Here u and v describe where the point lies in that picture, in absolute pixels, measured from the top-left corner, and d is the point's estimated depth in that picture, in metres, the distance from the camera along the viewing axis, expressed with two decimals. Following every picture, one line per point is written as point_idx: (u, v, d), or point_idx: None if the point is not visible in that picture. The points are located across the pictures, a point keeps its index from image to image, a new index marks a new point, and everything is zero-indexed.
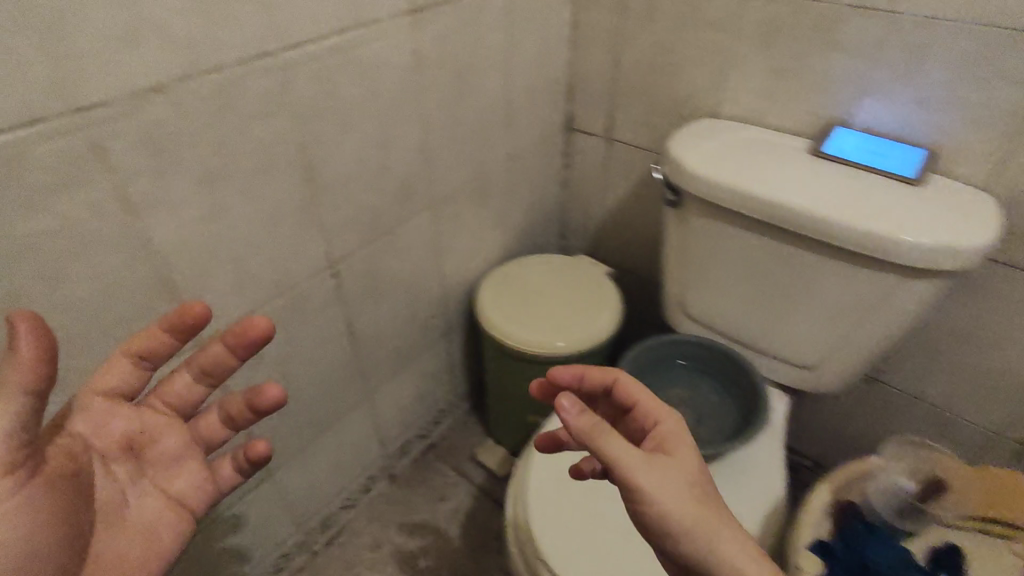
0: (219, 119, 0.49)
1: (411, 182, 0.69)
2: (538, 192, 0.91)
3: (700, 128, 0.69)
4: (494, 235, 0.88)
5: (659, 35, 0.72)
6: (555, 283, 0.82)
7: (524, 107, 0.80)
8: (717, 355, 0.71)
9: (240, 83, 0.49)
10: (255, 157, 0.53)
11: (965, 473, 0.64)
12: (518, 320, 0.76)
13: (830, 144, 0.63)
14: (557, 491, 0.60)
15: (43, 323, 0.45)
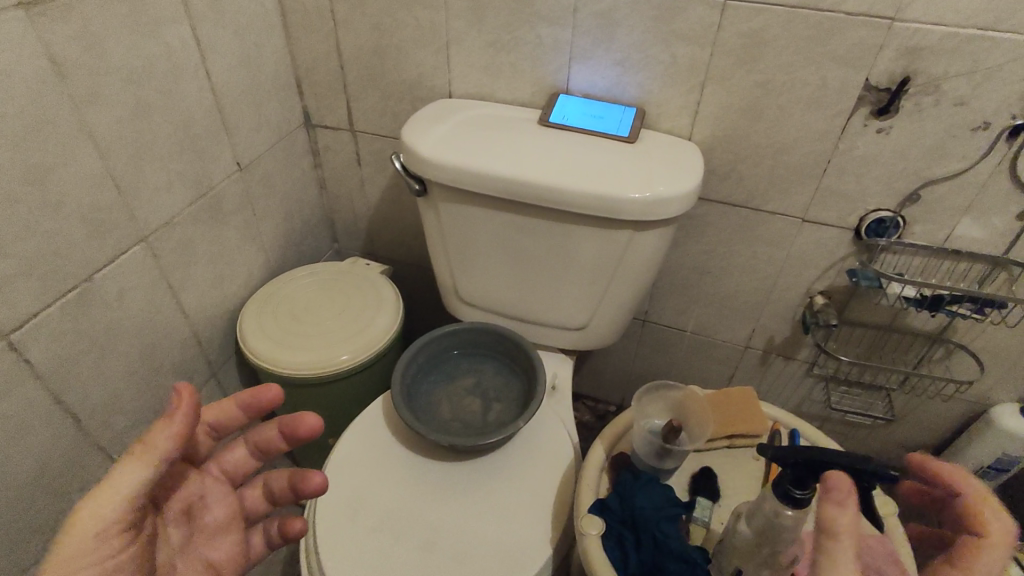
0: (39, 197, 0.52)
1: (220, 193, 0.74)
2: (288, 206, 0.87)
3: (427, 115, 0.71)
4: (244, 257, 0.81)
5: (375, 15, 0.73)
6: (311, 287, 0.86)
7: (248, 122, 0.76)
8: (492, 338, 0.75)
9: (47, 159, 0.52)
10: (79, 221, 0.56)
11: (703, 402, 0.69)
12: (287, 343, 0.77)
13: (555, 112, 0.70)
14: (351, 488, 0.63)
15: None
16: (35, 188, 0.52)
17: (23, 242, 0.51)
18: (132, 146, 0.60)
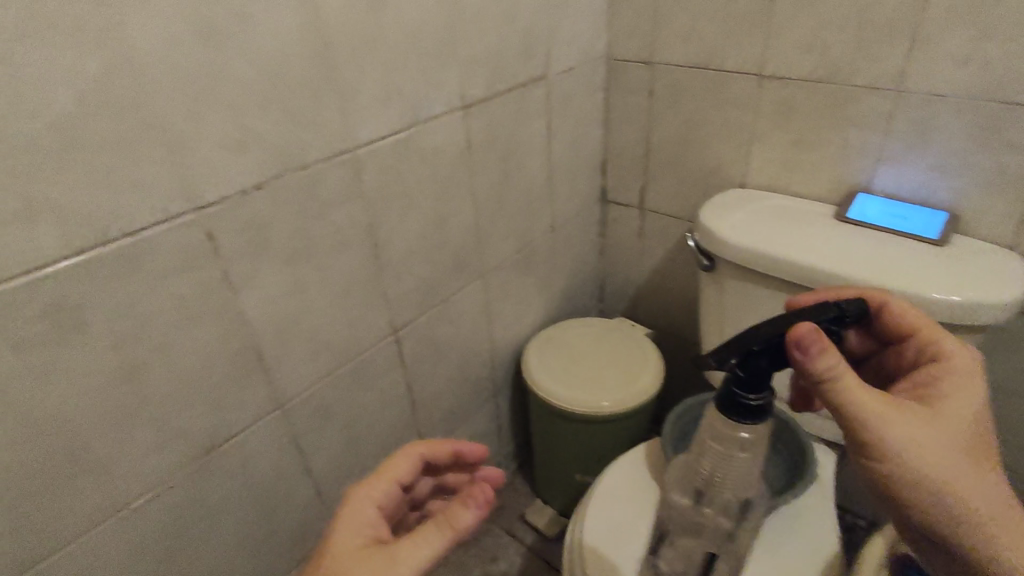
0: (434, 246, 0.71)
1: (532, 248, 0.89)
2: (577, 261, 1.01)
3: (717, 205, 0.77)
4: (538, 300, 0.96)
5: (686, 112, 0.83)
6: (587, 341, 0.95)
7: (563, 190, 0.90)
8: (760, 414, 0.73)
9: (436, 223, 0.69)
10: (451, 265, 0.74)
11: None
12: (573, 382, 0.88)
13: (854, 210, 0.71)
14: (615, 521, 0.66)
15: (250, 448, 0.59)
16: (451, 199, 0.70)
17: (403, 292, 0.69)
18: (485, 227, 0.78)
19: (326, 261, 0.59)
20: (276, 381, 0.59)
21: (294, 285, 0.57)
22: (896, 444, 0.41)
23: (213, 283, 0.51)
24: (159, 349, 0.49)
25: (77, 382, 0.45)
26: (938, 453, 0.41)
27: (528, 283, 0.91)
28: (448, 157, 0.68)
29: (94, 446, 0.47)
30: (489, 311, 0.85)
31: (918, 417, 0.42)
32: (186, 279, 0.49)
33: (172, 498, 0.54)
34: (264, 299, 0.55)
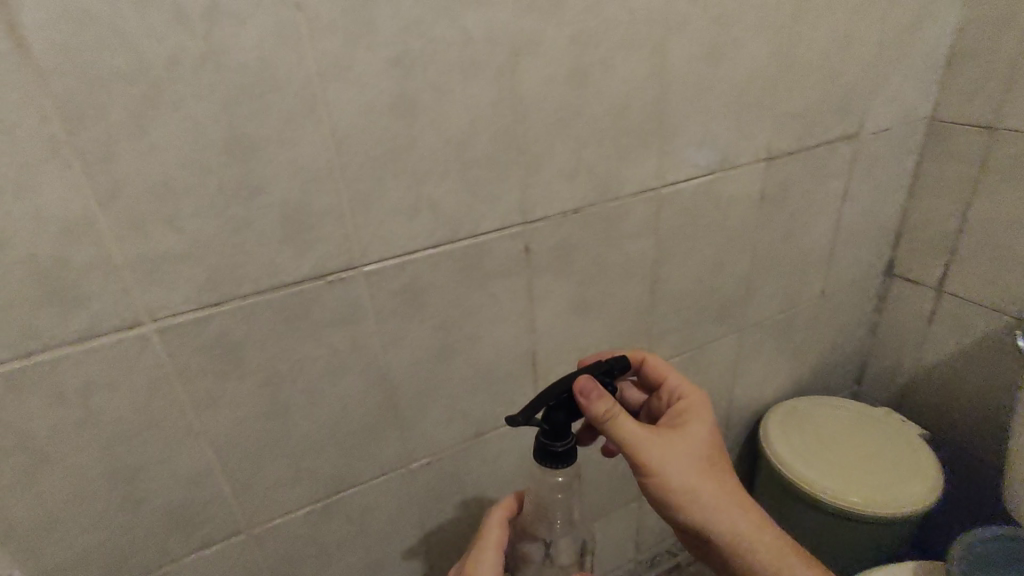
0: (682, 306, 0.69)
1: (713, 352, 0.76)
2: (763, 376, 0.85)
3: None
4: None
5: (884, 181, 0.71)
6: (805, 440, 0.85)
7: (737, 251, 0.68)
8: None
9: (675, 292, 0.67)
10: (648, 343, 0.69)
11: None
12: None
13: None
14: None
15: (440, 489, 0.64)
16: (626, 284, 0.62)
17: (627, 343, 0.68)
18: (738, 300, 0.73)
19: (579, 329, 0.63)
20: (480, 420, 0.63)
21: (531, 344, 0.61)
22: (673, 481, 0.51)
23: (450, 322, 0.55)
24: (310, 393, 0.52)
25: (229, 406, 0.49)
26: (690, 476, 0.51)
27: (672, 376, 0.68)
28: (746, 203, 0.66)
29: (236, 472, 0.52)
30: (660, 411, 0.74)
31: (669, 440, 0.52)
32: (437, 298, 0.53)
33: (349, 513, 0.60)
34: (495, 345, 0.59)
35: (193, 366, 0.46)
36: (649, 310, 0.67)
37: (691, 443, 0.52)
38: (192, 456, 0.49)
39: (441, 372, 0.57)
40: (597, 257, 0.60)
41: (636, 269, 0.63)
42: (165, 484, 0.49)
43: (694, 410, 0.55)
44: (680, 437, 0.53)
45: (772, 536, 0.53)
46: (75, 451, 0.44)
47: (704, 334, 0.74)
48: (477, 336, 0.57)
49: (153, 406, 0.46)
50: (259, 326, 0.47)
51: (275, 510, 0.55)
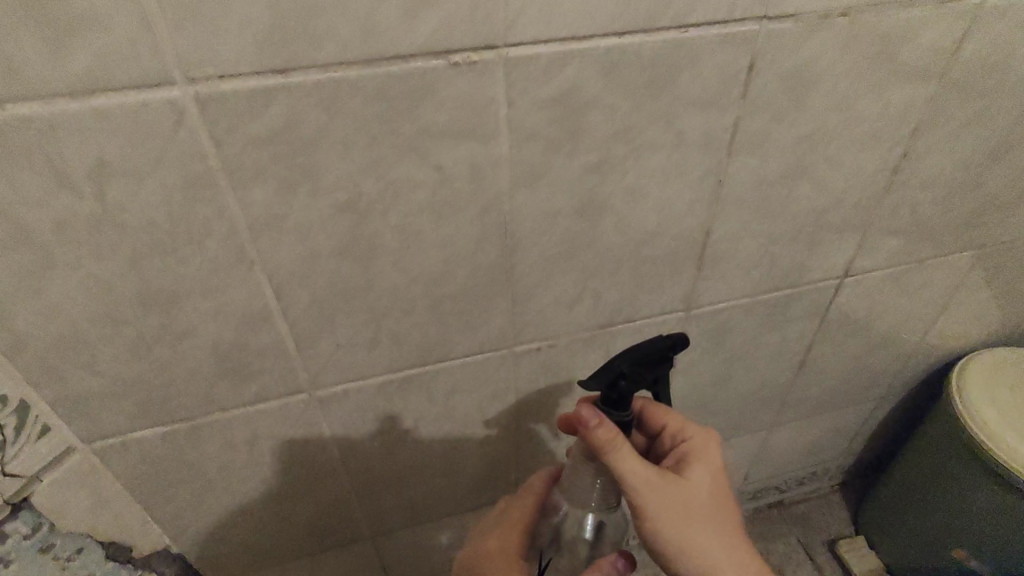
0: (926, 197, 0.49)
1: (920, 264, 0.56)
2: (960, 308, 0.64)
3: None
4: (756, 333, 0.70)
5: None
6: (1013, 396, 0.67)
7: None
8: None
9: (923, 174, 0.47)
10: (861, 240, 0.51)
11: None
12: None
13: None
14: None
15: (547, 378, 0.51)
16: (853, 146, 0.43)
17: (829, 235, 0.49)
18: (1004, 202, 0.53)
19: (775, 207, 0.45)
20: (612, 307, 0.47)
21: (707, 215, 0.44)
22: (668, 543, 0.40)
23: (607, 165, 0.38)
24: (403, 234, 0.37)
25: (295, 234, 0.35)
26: (691, 544, 0.40)
27: (847, 262, 0.52)
28: None
29: (301, 320, 0.40)
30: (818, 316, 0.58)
31: (670, 495, 0.40)
32: (600, 123, 0.36)
33: (434, 389, 0.48)
34: (659, 210, 0.42)
35: (246, 165, 0.32)
36: (884, 194, 0.48)
37: (698, 495, 0.41)
38: (245, 290, 0.37)
39: (580, 235, 0.41)
40: (842, 99, 0.40)
41: (887, 131, 0.43)
42: (212, 318, 0.38)
43: (705, 460, 0.43)
44: (686, 491, 0.41)
45: None
46: (92, 259, 0.33)
47: (934, 241, 0.54)
48: (638, 192, 0.40)
49: (192, 216, 0.33)
50: (342, 123, 0.32)
51: (347, 371, 0.44)
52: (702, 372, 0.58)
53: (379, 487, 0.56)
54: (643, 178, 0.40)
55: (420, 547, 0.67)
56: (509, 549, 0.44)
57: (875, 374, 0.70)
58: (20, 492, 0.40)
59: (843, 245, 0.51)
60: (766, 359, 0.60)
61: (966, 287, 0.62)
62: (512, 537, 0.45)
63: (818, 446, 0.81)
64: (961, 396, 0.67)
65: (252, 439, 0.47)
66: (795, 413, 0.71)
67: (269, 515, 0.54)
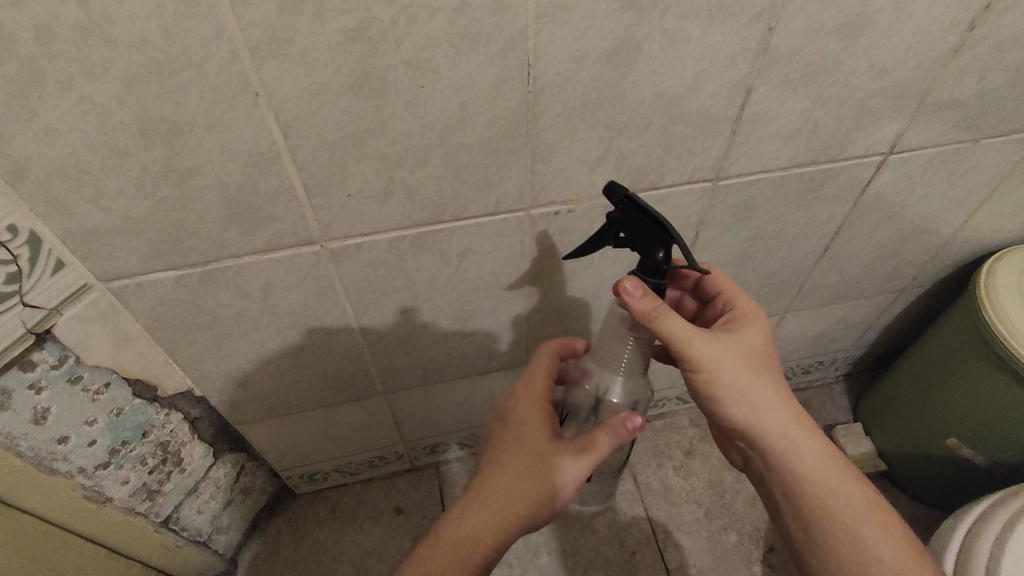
0: (996, 63, 0.44)
1: (972, 146, 0.52)
2: (1005, 199, 0.61)
3: None
4: None
5: None
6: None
7: None
8: None
9: (999, 34, 0.42)
10: (915, 111, 0.47)
11: None
12: None
13: None
14: None
15: (563, 245, 0.50)
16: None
17: (880, 103, 0.45)
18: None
19: (828, 64, 0.41)
20: (637, 171, 0.45)
21: (751, 70, 0.40)
22: (713, 389, 0.43)
23: (646, 0, 0.34)
24: (418, 71, 0.35)
25: (301, 64, 0.33)
26: (736, 390, 0.42)
27: (895, 137, 0.49)
28: None
29: (310, 165, 0.38)
30: (853, 198, 0.55)
31: (716, 348, 0.43)
32: None
33: (446, 249, 0.47)
34: (700, 59, 0.38)
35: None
36: (951, 56, 0.43)
37: (740, 349, 0.43)
38: (251, 127, 0.35)
39: (610, 84, 0.38)
40: None
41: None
42: (217, 156, 0.36)
43: (752, 323, 0.45)
44: (729, 347, 0.43)
45: (839, 471, 0.44)
46: (86, 78, 0.30)
47: (995, 116, 0.50)
48: (678, 36, 0.36)
49: (188, 34, 0.30)
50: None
51: (359, 223, 0.43)
52: (722, 251, 0.57)
53: (390, 346, 0.57)
54: (680, 24, 0.36)
55: (429, 406, 0.70)
56: (539, 392, 0.46)
57: (901, 264, 0.68)
58: (42, 323, 0.41)
59: (894, 117, 0.47)
60: (790, 241, 0.58)
61: (1018, 173, 0.57)
62: (539, 381, 0.47)
63: (828, 337, 0.81)
64: (987, 285, 0.65)
65: (265, 289, 0.47)
66: (811, 300, 0.70)
67: (285, 367, 0.56)
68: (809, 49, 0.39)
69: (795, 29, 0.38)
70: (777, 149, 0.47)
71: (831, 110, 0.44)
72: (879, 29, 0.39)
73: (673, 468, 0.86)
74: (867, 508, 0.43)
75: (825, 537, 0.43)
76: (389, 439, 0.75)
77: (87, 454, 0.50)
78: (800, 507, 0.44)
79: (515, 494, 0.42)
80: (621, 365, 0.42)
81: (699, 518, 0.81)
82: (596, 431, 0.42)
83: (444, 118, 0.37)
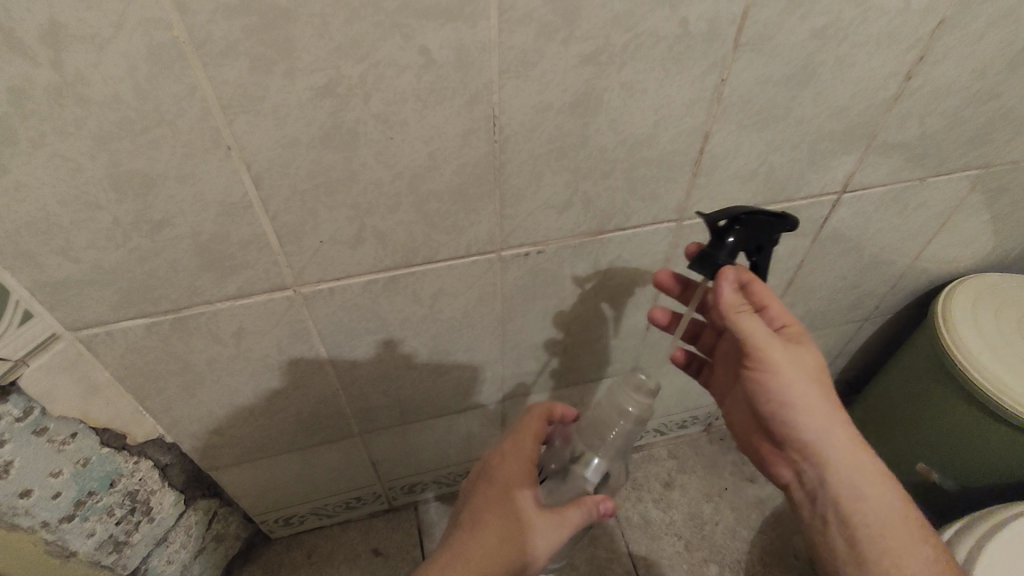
0: (935, 108, 0.47)
1: (921, 183, 0.55)
2: (956, 231, 0.64)
3: None
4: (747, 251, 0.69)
5: None
6: (1001, 322, 0.67)
7: None
8: None
9: (935, 82, 0.45)
10: (864, 153, 0.49)
11: None
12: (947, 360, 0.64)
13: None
14: None
15: (535, 284, 0.51)
16: (864, 46, 0.40)
17: (830, 146, 0.47)
18: (1018, 117, 0.51)
19: (778, 113, 0.43)
20: (604, 213, 0.46)
21: (706, 117, 0.42)
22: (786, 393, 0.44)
23: (604, 56, 0.36)
24: (386, 124, 0.36)
25: (273, 119, 0.34)
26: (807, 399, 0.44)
27: (846, 177, 0.51)
28: None
29: (283, 213, 0.39)
30: (813, 234, 0.57)
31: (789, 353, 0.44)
32: (597, 7, 0.33)
33: (419, 290, 0.48)
34: (657, 109, 0.40)
35: (217, 37, 0.30)
36: (892, 102, 0.45)
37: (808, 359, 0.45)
38: (223, 179, 0.36)
39: (573, 133, 0.40)
40: None
41: (904, 31, 0.40)
42: (189, 207, 0.37)
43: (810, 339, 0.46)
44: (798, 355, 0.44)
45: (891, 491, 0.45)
46: (58, 137, 0.31)
47: (939, 156, 0.52)
48: (636, 88, 0.38)
49: (161, 94, 0.31)
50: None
51: (332, 268, 0.44)
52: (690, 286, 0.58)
53: (365, 387, 0.57)
54: (636, 78, 0.38)
55: (406, 446, 0.69)
56: (525, 453, 0.47)
57: (863, 295, 0.70)
58: (7, 374, 0.40)
59: (846, 158, 0.49)
60: None
61: (966, 207, 0.60)
62: (525, 442, 0.47)
63: None
64: (945, 315, 0.67)
65: (237, 335, 0.47)
66: None
67: (258, 410, 0.55)
68: (759, 99, 0.42)
69: (744, 80, 0.40)
70: (738, 190, 0.49)
71: (783, 153, 0.47)
72: (823, 78, 0.42)
73: (653, 500, 0.86)
74: (910, 531, 0.44)
75: (874, 557, 0.44)
76: (366, 480, 0.74)
77: (53, 508, 0.49)
78: (851, 525, 0.45)
79: (492, 559, 0.42)
80: (605, 443, 0.45)
81: (680, 551, 0.81)
82: (577, 506, 0.43)
83: (412, 166, 0.38)
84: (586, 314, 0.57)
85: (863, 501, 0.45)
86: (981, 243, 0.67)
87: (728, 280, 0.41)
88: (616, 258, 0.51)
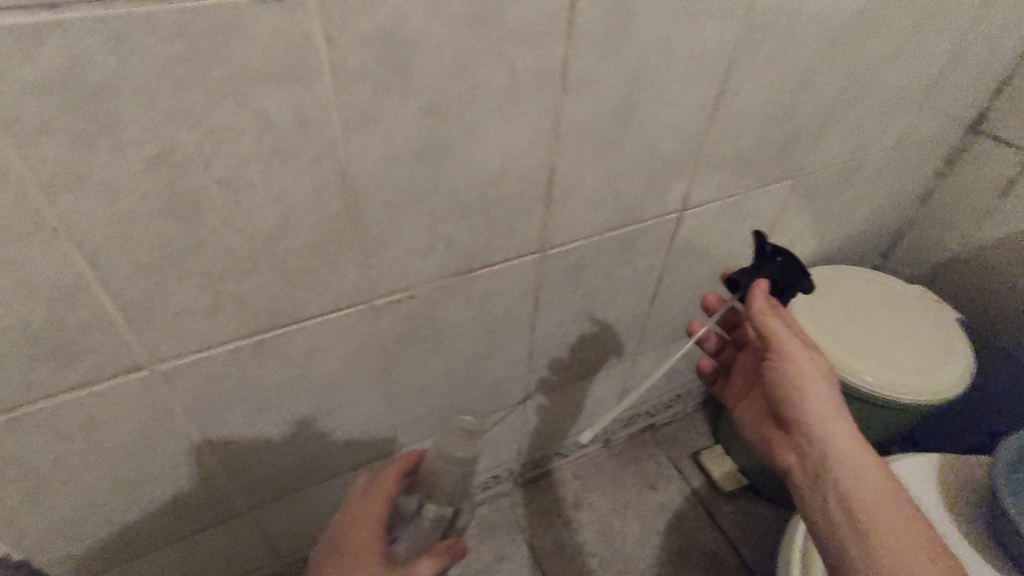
0: (744, 132, 0.54)
1: (746, 196, 0.62)
2: (785, 234, 0.72)
3: None
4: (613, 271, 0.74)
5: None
6: (833, 307, 0.75)
7: (818, 63, 0.52)
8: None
9: (739, 110, 0.52)
10: (693, 175, 0.55)
11: None
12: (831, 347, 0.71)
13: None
14: None
15: (413, 329, 0.52)
16: (674, 84, 0.46)
17: (662, 171, 0.53)
18: (812, 134, 0.59)
19: (611, 146, 0.47)
20: (468, 252, 0.48)
21: (548, 156, 0.45)
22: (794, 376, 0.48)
23: (442, 108, 0.38)
24: (231, 188, 0.35)
25: (103, 193, 0.32)
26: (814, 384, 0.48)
27: (683, 196, 0.57)
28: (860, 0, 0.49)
29: (125, 289, 0.37)
30: (665, 250, 0.63)
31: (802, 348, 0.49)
32: (428, 63, 0.35)
33: (291, 350, 0.47)
34: (501, 151, 0.43)
35: (27, 115, 0.28)
36: (708, 129, 0.52)
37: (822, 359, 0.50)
38: (50, 261, 0.33)
39: (425, 180, 0.41)
40: (660, 37, 0.42)
41: (705, 69, 0.46)
42: (12, 295, 0.34)
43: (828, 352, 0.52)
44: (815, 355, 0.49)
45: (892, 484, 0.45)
46: None
47: (755, 172, 0.60)
48: (478, 134, 0.41)
49: None
50: (138, 66, 0.29)
51: (190, 339, 0.41)
52: (564, 311, 0.61)
53: (246, 459, 0.54)
54: (477, 124, 0.40)
55: (301, 515, 0.66)
56: (376, 514, 0.46)
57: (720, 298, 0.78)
58: None
59: (679, 180, 0.55)
60: (620, 294, 0.64)
61: (788, 212, 0.69)
62: (376, 503, 0.46)
63: (678, 370, 0.89)
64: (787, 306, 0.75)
65: (88, 427, 0.43)
66: (653, 341, 0.77)
67: (123, 505, 0.50)
68: (592, 135, 0.46)
69: (576, 119, 0.44)
70: (590, 218, 0.52)
71: (623, 181, 0.51)
72: (645, 113, 0.47)
73: (564, 523, 0.87)
74: (907, 525, 0.43)
75: (872, 540, 0.42)
76: (262, 559, 0.69)
77: None
78: (849, 508, 0.44)
79: None
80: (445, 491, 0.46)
81: (594, 569, 0.83)
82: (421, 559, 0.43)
83: (265, 226, 0.38)
84: (472, 350, 0.58)
85: (858, 483, 0.45)
86: (807, 242, 0.77)
87: (759, 288, 0.49)
88: (488, 294, 0.53)
